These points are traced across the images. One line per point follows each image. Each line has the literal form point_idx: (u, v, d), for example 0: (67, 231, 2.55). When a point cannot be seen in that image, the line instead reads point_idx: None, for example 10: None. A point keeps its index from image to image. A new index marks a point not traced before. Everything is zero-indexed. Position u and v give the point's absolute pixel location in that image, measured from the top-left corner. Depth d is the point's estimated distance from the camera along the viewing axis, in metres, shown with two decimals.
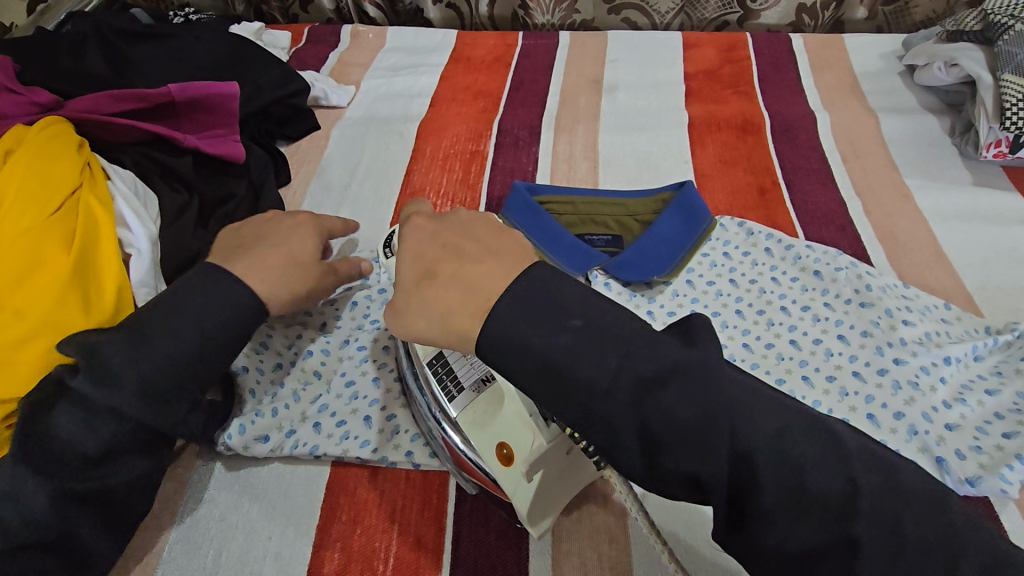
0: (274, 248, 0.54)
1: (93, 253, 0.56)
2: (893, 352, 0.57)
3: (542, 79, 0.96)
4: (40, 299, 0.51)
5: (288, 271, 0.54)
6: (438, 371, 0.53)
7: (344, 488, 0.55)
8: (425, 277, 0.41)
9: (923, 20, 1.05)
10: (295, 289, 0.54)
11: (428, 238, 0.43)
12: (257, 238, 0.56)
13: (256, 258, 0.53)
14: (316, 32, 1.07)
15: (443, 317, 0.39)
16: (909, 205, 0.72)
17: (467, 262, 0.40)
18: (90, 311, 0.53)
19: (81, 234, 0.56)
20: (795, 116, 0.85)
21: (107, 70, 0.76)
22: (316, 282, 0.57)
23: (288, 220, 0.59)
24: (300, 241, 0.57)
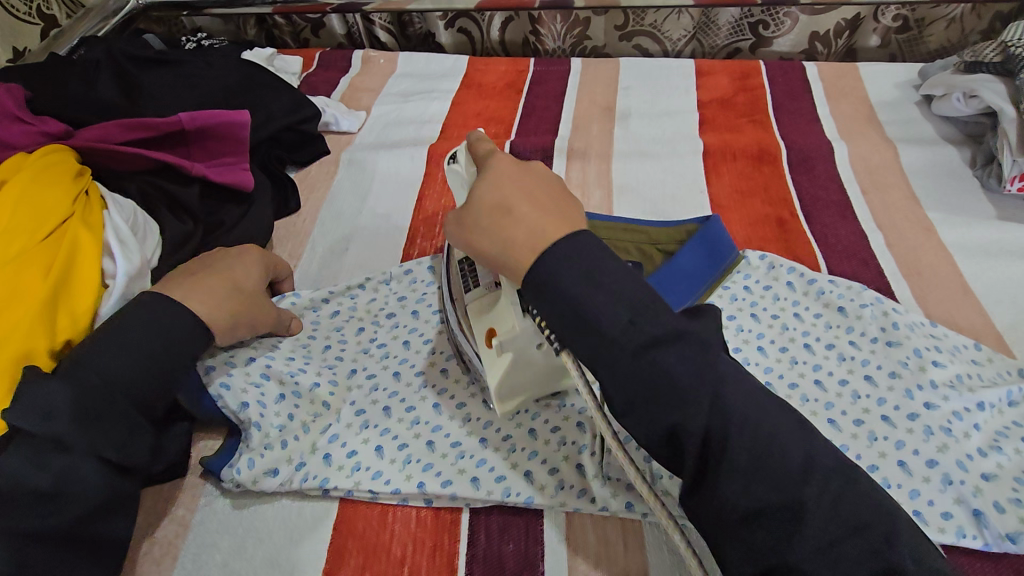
0: (217, 275, 0.57)
1: (67, 285, 0.54)
2: (924, 395, 0.55)
3: (554, 107, 0.95)
4: (9, 331, 0.49)
5: (226, 294, 0.56)
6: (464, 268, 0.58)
7: (353, 530, 0.52)
8: (496, 207, 0.44)
9: (936, 48, 1.06)
10: (236, 315, 0.56)
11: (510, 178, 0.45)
12: (196, 266, 0.58)
13: (200, 282, 0.55)
14: (328, 57, 1.07)
15: (496, 239, 0.43)
16: (932, 238, 0.71)
17: (512, 208, 0.43)
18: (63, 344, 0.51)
19: (58, 262, 0.54)
20: (811, 145, 0.83)
21: (117, 97, 0.76)
22: (256, 308, 0.58)
23: (233, 254, 0.62)
24: (242, 270, 0.60)
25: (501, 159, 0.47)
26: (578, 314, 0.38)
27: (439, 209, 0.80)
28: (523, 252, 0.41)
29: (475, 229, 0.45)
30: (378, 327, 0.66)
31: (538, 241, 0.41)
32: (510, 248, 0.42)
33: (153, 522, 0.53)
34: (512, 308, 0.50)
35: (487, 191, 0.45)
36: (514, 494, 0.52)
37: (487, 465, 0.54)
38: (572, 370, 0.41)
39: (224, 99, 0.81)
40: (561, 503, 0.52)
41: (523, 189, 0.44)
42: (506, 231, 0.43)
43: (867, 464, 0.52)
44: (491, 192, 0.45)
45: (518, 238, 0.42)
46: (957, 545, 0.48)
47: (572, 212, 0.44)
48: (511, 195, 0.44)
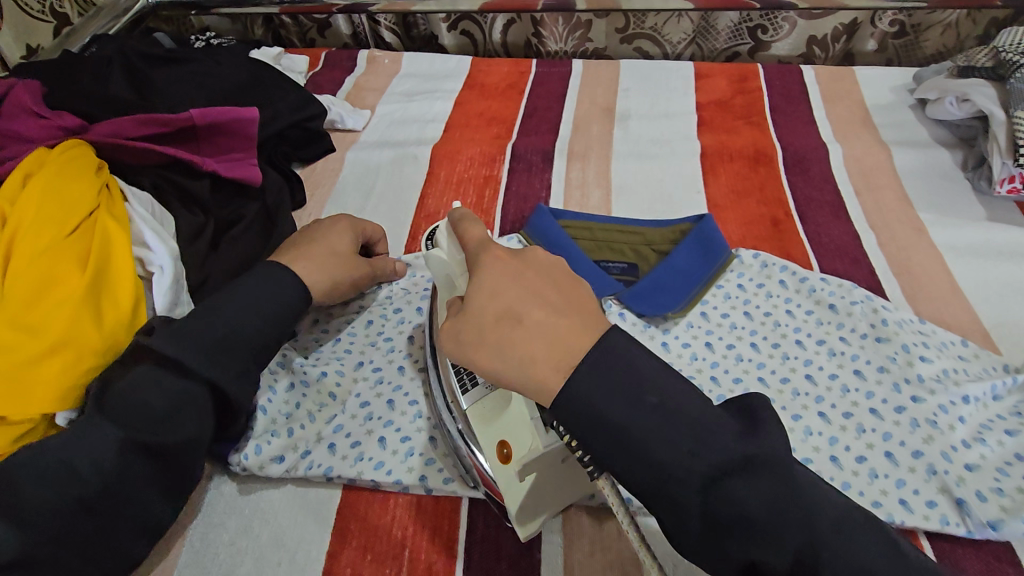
0: (319, 244, 0.62)
1: (106, 272, 0.56)
2: (911, 389, 0.56)
3: (555, 107, 0.97)
4: (54, 317, 0.51)
5: (329, 261, 0.61)
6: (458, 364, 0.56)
7: (355, 513, 0.54)
8: (507, 318, 0.40)
9: (932, 54, 1.07)
10: (337, 279, 0.61)
11: (507, 277, 0.42)
12: (301, 235, 0.63)
13: (305, 253, 0.60)
14: (334, 57, 1.09)
15: (521, 358, 0.39)
16: (923, 239, 0.72)
17: (521, 320, 0.40)
18: (107, 327, 0.53)
19: (93, 253, 0.56)
20: (807, 147, 0.85)
21: (129, 93, 0.78)
22: (353, 274, 0.63)
23: (327, 221, 0.66)
24: (337, 237, 0.64)
25: (493, 254, 0.44)
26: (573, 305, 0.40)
27: (442, 206, 0.82)
28: (545, 369, 0.39)
29: (480, 343, 0.41)
30: (382, 317, 0.67)
31: (557, 351, 0.39)
32: (530, 364, 0.39)
33: None
34: (529, 421, 0.48)
35: (487, 298, 0.41)
36: None
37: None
38: (612, 498, 0.42)
39: (233, 97, 0.83)
40: None
41: (527, 290, 0.41)
42: (520, 344, 0.40)
43: (855, 455, 0.53)
44: (492, 299, 0.41)
45: (535, 351, 0.39)
46: (940, 532, 0.49)
47: (583, 303, 0.42)
48: (516, 301, 0.41)
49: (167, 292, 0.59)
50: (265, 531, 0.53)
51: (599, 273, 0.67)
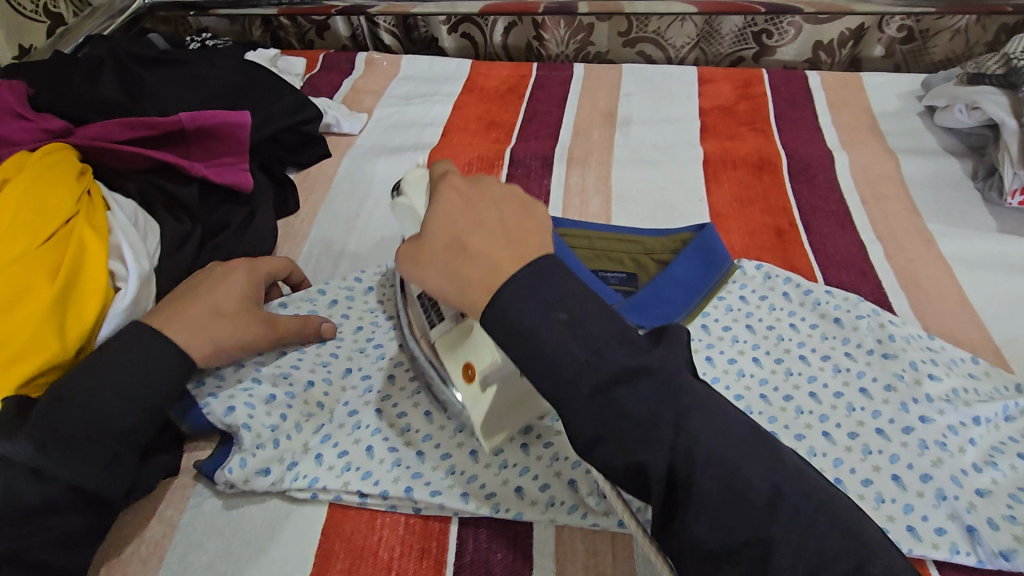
0: (199, 300, 0.55)
1: (74, 282, 0.54)
2: (919, 409, 0.54)
3: (556, 112, 0.95)
4: (17, 329, 0.50)
5: (206, 320, 0.54)
6: (427, 306, 0.56)
7: (341, 533, 0.52)
8: (454, 246, 0.42)
9: (941, 60, 1.05)
10: (218, 338, 0.54)
11: (463, 206, 0.44)
12: (187, 291, 0.57)
13: (179, 312, 0.53)
14: (331, 59, 1.08)
15: (460, 284, 0.41)
16: (932, 251, 0.70)
17: (469, 246, 0.41)
18: (68, 339, 0.52)
19: (68, 263, 0.54)
20: (812, 155, 0.83)
21: (119, 95, 0.76)
22: (243, 329, 0.56)
23: (220, 271, 0.59)
24: (227, 290, 0.57)
25: (450, 184, 0.45)
26: (545, 345, 0.38)
27: None
28: (478, 293, 0.40)
29: (429, 265, 0.42)
30: (373, 324, 0.66)
31: (496, 274, 0.40)
32: (465, 289, 0.41)
33: (140, 521, 0.53)
34: (487, 336, 0.49)
35: (439, 230, 0.43)
36: (503, 504, 0.52)
37: (478, 476, 0.54)
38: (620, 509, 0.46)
39: (226, 100, 0.81)
40: (549, 515, 0.51)
41: (476, 221, 0.43)
42: (462, 267, 0.41)
43: (861, 478, 0.51)
44: (445, 227, 0.43)
45: (473, 275, 0.40)
46: (950, 561, 0.47)
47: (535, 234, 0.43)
48: (466, 230, 0.42)
49: (131, 307, 0.57)
50: (246, 551, 0.51)
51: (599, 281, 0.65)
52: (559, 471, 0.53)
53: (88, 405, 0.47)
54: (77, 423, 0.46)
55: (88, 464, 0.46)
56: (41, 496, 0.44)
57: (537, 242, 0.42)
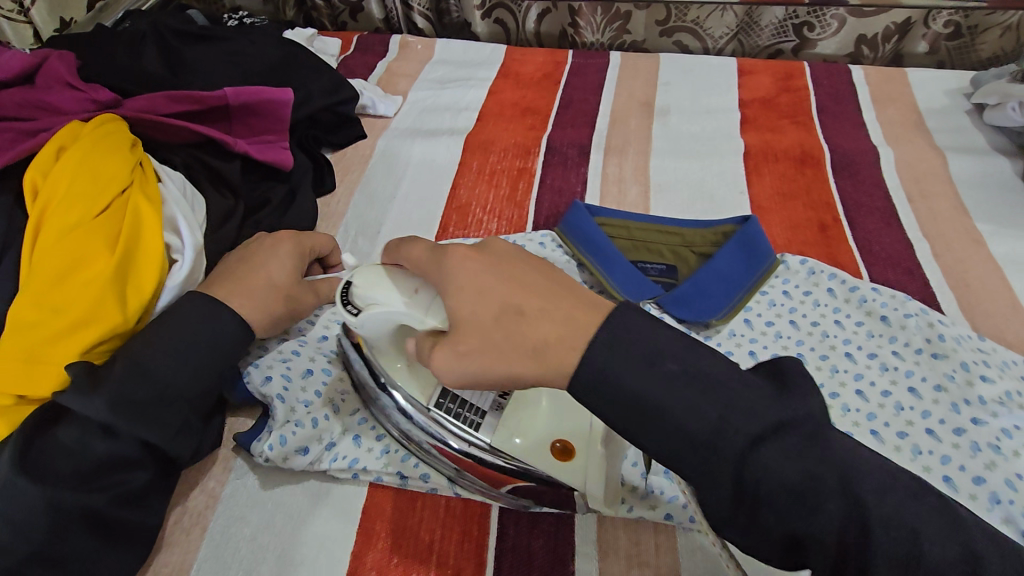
0: (255, 272, 0.57)
1: (133, 252, 0.54)
2: (970, 411, 0.53)
3: (592, 100, 0.94)
4: (78, 299, 0.50)
5: (265, 294, 0.56)
6: (450, 408, 0.51)
7: (381, 513, 0.52)
8: (503, 317, 0.38)
9: (989, 57, 1.02)
10: (274, 311, 0.56)
11: (488, 279, 0.40)
12: (239, 260, 0.59)
13: (238, 282, 0.56)
14: (365, 41, 1.07)
15: (535, 352, 0.37)
16: (982, 251, 0.68)
17: (518, 317, 0.38)
18: (128, 310, 0.52)
19: (124, 234, 0.54)
20: (856, 150, 0.81)
21: (163, 69, 0.76)
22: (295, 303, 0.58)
23: (269, 241, 0.61)
24: (279, 262, 0.59)
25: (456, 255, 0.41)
26: (609, 327, 0.37)
27: (473, 198, 0.79)
28: (562, 355, 0.36)
29: (480, 349, 0.38)
30: None
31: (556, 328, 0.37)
32: (540, 353, 0.37)
33: (183, 492, 0.53)
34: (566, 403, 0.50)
35: (478, 308, 0.39)
36: None
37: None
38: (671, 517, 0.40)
39: (265, 78, 0.81)
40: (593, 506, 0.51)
41: (508, 281, 0.40)
42: (525, 335, 0.37)
43: None
44: (483, 300, 0.39)
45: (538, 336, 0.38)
46: None
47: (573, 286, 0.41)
48: (504, 296, 0.39)
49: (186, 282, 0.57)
50: (288, 525, 0.51)
51: (637, 273, 0.65)
52: None
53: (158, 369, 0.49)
54: (151, 386, 0.48)
55: (151, 429, 0.47)
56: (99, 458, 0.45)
57: (627, 328, 0.37)
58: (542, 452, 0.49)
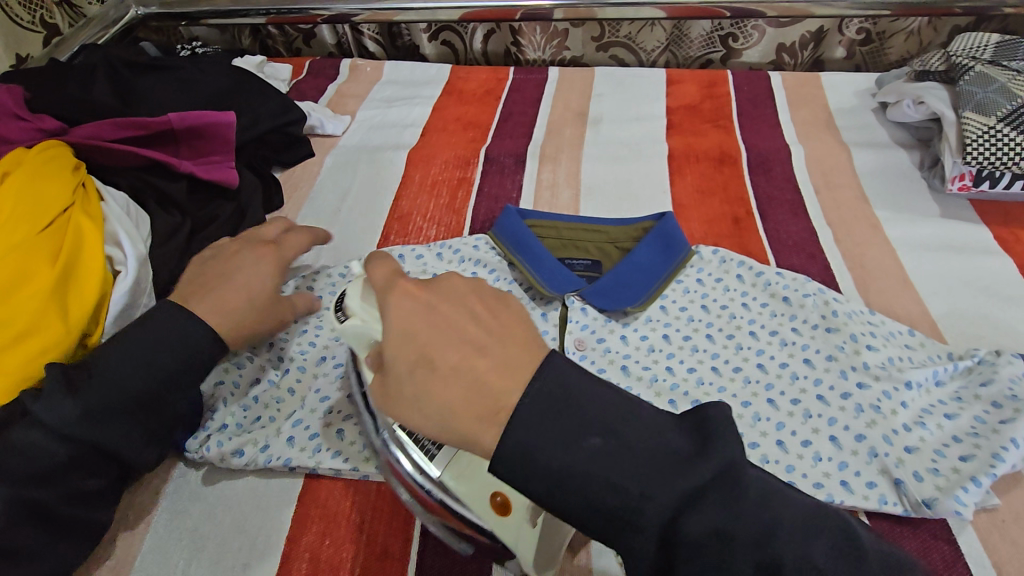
0: (235, 285, 0.57)
1: (73, 267, 0.58)
2: (856, 376, 0.58)
3: (530, 112, 1.00)
4: (21, 310, 0.53)
5: (246, 308, 0.57)
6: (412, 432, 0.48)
7: (316, 499, 0.55)
8: (425, 366, 0.37)
9: (898, 59, 1.11)
10: (253, 326, 0.57)
11: (423, 323, 0.39)
12: (218, 271, 0.58)
13: (217, 295, 0.56)
14: (317, 66, 1.12)
15: (443, 417, 0.37)
16: (878, 235, 0.74)
17: (436, 369, 0.37)
18: (71, 320, 0.56)
19: (66, 250, 0.58)
20: (770, 149, 0.88)
21: (112, 98, 0.81)
22: (274, 319, 0.59)
23: (250, 253, 0.60)
24: (259, 275, 0.59)
25: (403, 289, 0.41)
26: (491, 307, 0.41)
27: (415, 207, 0.84)
28: (467, 417, 0.36)
29: (399, 399, 0.38)
30: None
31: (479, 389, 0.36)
32: (449, 412, 0.36)
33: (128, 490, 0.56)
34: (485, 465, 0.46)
35: (401, 344, 0.38)
36: None
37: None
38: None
39: (213, 102, 0.85)
40: None
41: (438, 329, 0.39)
42: (438, 393, 0.37)
43: (801, 440, 0.55)
44: (403, 344, 0.38)
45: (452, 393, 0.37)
46: (878, 511, 0.51)
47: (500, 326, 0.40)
48: (430, 344, 0.38)
49: (132, 291, 0.61)
50: (228, 515, 0.55)
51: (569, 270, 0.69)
52: None
53: (128, 376, 0.51)
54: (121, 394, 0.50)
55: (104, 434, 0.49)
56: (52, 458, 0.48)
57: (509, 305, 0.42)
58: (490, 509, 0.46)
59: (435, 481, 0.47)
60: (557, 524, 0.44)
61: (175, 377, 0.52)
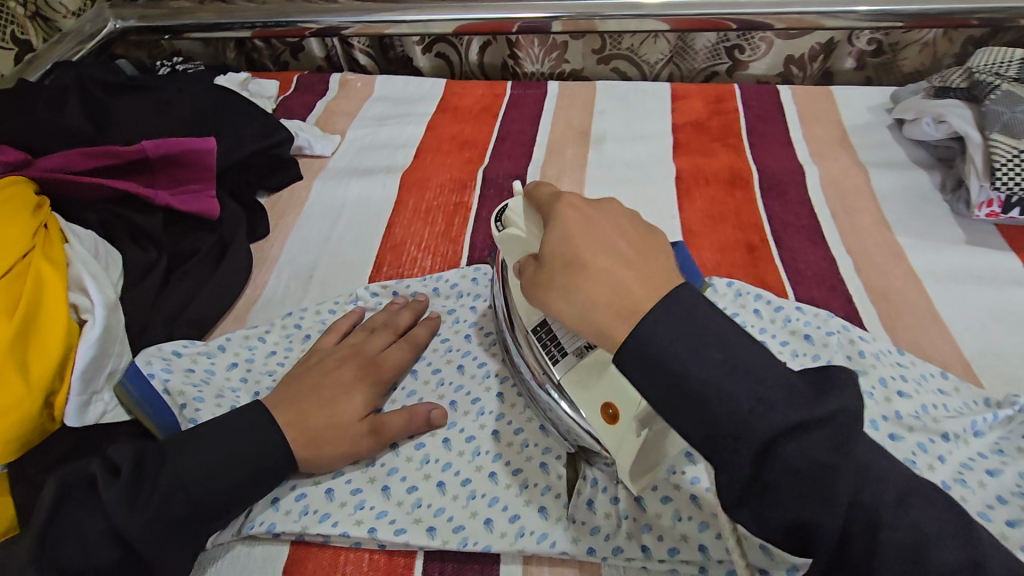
0: (315, 404, 0.54)
1: (34, 319, 0.53)
2: (889, 426, 0.54)
3: (529, 130, 0.95)
4: None
5: (321, 431, 0.53)
6: (542, 336, 0.52)
7: (303, 571, 0.51)
8: (573, 267, 0.39)
9: (912, 71, 1.07)
10: (322, 450, 0.52)
11: (581, 226, 0.41)
12: (304, 385, 0.56)
13: (294, 412, 0.53)
14: (305, 81, 1.07)
15: (585, 311, 0.38)
16: (902, 264, 0.70)
17: (588, 270, 0.39)
18: (33, 381, 0.51)
19: (24, 300, 0.53)
20: (783, 170, 0.83)
21: (84, 123, 0.75)
22: (352, 443, 0.53)
23: (342, 368, 0.58)
24: (348, 396, 0.55)
25: (569, 200, 0.43)
26: None
27: (409, 235, 0.79)
28: (608, 315, 0.37)
29: (550, 288, 0.40)
30: None
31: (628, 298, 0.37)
32: (592, 308, 0.38)
33: None
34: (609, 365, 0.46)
35: (558, 242, 0.41)
36: (471, 538, 0.51)
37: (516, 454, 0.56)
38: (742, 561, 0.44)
39: (193, 124, 0.80)
40: (519, 547, 0.50)
41: (595, 235, 0.40)
42: (586, 289, 0.39)
43: None
44: (561, 243, 0.41)
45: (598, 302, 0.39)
46: None
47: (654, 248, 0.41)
48: (585, 247, 0.40)
49: (100, 341, 0.56)
50: None
51: None
52: (530, 499, 0.53)
53: (192, 478, 0.47)
54: (181, 497, 0.47)
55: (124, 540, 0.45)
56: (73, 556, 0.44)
57: None
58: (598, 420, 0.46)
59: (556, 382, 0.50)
60: (665, 434, 0.43)
61: (240, 483, 0.49)
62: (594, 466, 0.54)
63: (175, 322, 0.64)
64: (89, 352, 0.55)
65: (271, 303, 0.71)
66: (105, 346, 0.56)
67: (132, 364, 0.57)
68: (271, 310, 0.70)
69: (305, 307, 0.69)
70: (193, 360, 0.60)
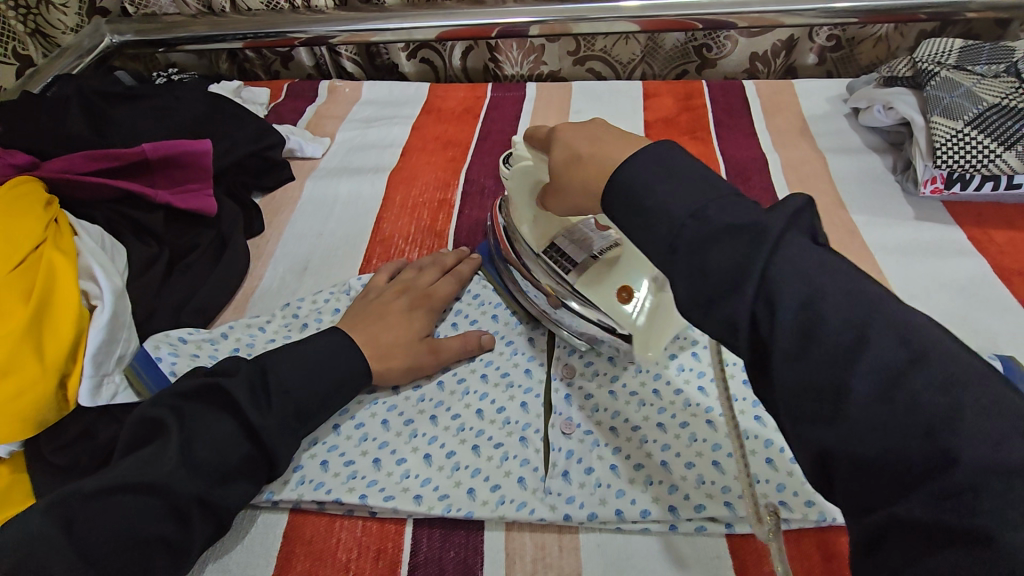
0: (387, 326, 0.64)
1: (48, 304, 0.58)
2: None
3: (509, 130, 1.00)
4: None
5: (390, 347, 0.62)
6: (553, 255, 0.65)
7: (301, 537, 0.55)
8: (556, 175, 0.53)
9: (868, 64, 1.13)
10: (392, 365, 0.61)
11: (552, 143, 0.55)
12: (371, 314, 0.65)
13: (366, 333, 0.62)
14: (294, 89, 1.12)
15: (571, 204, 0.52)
16: (857, 240, 0.75)
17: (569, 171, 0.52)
18: (48, 361, 0.56)
19: (38, 286, 0.58)
20: (747, 159, 0.89)
21: (87, 130, 0.80)
22: (413, 360, 0.62)
23: (404, 306, 0.66)
24: (410, 323, 0.65)
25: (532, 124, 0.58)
26: None
27: (396, 230, 0.84)
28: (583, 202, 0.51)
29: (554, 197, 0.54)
30: (316, 321, 0.70)
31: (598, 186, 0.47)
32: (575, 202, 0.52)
33: None
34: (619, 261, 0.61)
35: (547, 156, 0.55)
36: (454, 504, 0.54)
37: (508, 423, 0.60)
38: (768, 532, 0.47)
39: (189, 129, 0.85)
40: (499, 513, 0.54)
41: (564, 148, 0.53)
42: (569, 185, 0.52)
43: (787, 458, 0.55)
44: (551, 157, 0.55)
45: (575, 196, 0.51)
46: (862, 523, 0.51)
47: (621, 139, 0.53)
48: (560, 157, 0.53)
49: (110, 324, 0.60)
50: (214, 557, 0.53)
51: None
52: (509, 471, 0.56)
53: (201, 459, 0.50)
54: (195, 479, 0.49)
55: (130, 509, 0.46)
56: (84, 531, 0.45)
57: None
58: (611, 304, 0.59)
59: (570, 294, 0.63)
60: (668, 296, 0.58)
61: (243, 457, 0.52)
62: (569, 439, 0.58)
63: (180, 312, 0.69)
64: (99, 335, 0.59)
65: (268, 294, 0.75)
66: (114, 330, 0.61)
67: (142, 348, 0.62)
68: (268, 301, 0.74)
69: (301, 298, 0.73)
70: (197, 346, 0.65)
